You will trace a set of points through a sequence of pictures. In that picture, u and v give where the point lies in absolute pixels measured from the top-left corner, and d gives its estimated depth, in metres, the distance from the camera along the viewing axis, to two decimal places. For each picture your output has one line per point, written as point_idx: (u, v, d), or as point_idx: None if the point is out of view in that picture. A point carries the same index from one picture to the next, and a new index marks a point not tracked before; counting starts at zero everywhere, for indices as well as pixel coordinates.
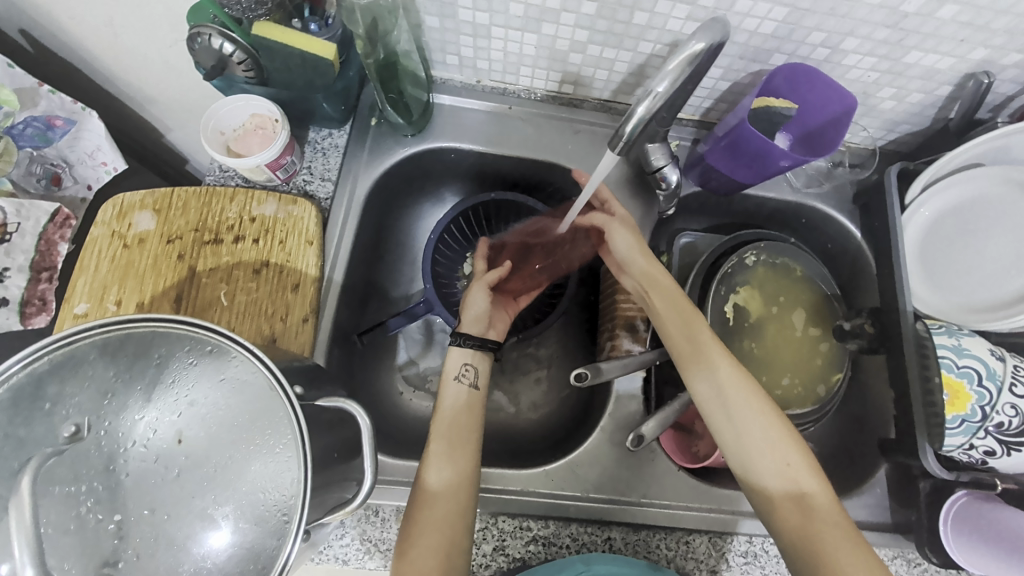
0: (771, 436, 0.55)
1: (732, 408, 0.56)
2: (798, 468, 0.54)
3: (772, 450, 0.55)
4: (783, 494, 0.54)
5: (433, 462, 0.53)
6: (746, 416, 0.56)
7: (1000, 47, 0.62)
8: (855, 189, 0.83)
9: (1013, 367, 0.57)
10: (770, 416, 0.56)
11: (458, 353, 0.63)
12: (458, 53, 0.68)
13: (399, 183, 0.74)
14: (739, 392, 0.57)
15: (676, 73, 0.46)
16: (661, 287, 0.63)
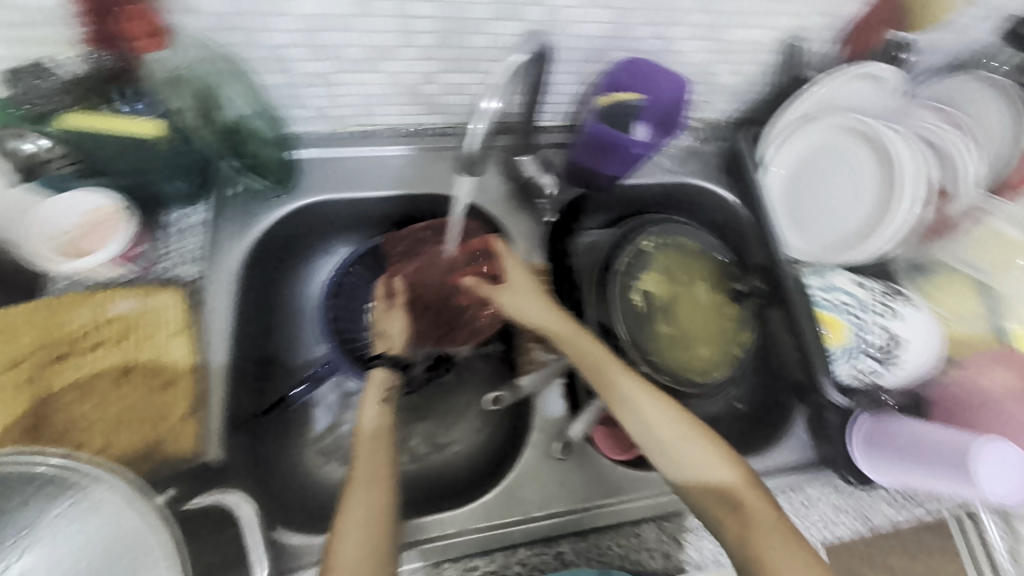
0: (699, 450, 0.56)
1: (658, 429, 0.57)
2: (728, 475, 0.56)
3: (703, 464, 0.56)
4: (720, 503, 0.55)
5: (347, 526, 0.50)
6: (674, 440, 0.57)
7: (801, 13, 0.70)
8: (720, 160, 0.89)
9: (879, 291, 0.63)
10: (694, 431, 0.57)
11: (378, 379, 0.63)
12: (311, 106, 0.65)
13: (277, 248, 0.70)
14: (662, 413, 0.58)
15: (504, 83, 0.47)
16: (565, 324, 0.63)
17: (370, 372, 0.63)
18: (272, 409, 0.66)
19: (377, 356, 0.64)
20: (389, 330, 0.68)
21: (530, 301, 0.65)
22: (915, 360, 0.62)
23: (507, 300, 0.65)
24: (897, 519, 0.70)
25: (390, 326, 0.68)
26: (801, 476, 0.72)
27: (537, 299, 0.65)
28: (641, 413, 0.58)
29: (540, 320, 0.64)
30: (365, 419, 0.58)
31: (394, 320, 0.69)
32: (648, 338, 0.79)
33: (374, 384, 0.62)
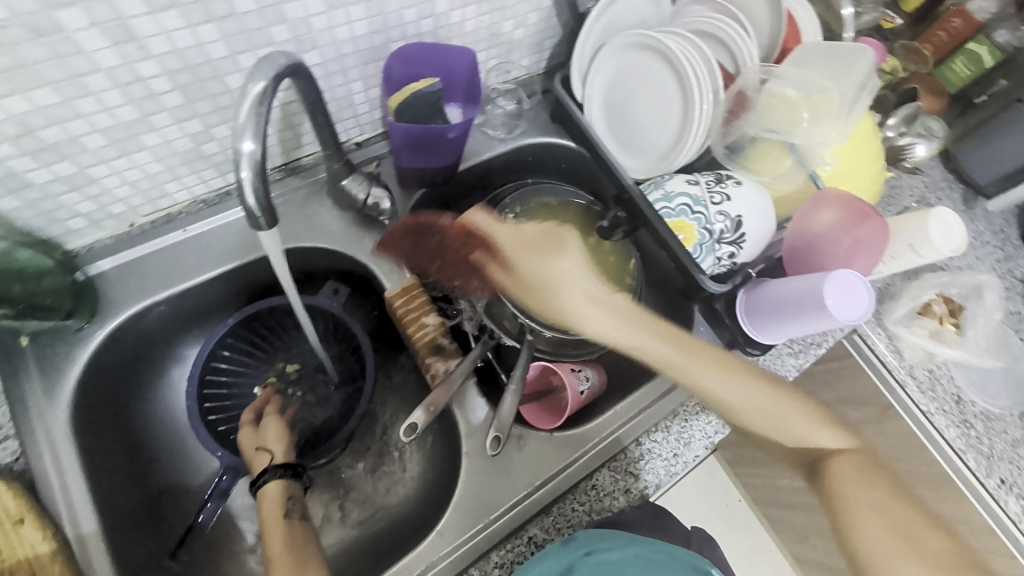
0: (784, 407, 0.58)
1: (744, 396, 0.58)
2: (809, 426, 0.57)
3: (785, 419, 0.57)
4: (801, 455, 0.58)
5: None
6: (773, 405, 0.58)
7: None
8: (547, 112, 0.90)
9: (707, 183, 0.67)
10: (775, 392, 0.58)
11: (274, 492, 0.58)
12: (78, 213, 0.59)
13: (117, 375, 0.64)
14: (744, 380, 0.58)
15: (255, 118, 0.43)
16: (625, 312, 0.61)
17: (261, 492, 0.58)
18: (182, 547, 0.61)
19: (264, 472, 0.58)
20: (267, 440, 0.62)
21: (579, 291, 0.61)
22: (757, 231, 0.67)
23: (552, 296, 0.61)
24: (803, 364, 0.75)
25: (267, 437, 0.62)
26: None
27: (593, 300, 0.61)
28: (728, 382, 0.58)
29: (591, 321, 0.60)
30: (270, 537, 0.55)
31: (270, 431, 0.63)
32: None
33: (269, 502, 0.57)
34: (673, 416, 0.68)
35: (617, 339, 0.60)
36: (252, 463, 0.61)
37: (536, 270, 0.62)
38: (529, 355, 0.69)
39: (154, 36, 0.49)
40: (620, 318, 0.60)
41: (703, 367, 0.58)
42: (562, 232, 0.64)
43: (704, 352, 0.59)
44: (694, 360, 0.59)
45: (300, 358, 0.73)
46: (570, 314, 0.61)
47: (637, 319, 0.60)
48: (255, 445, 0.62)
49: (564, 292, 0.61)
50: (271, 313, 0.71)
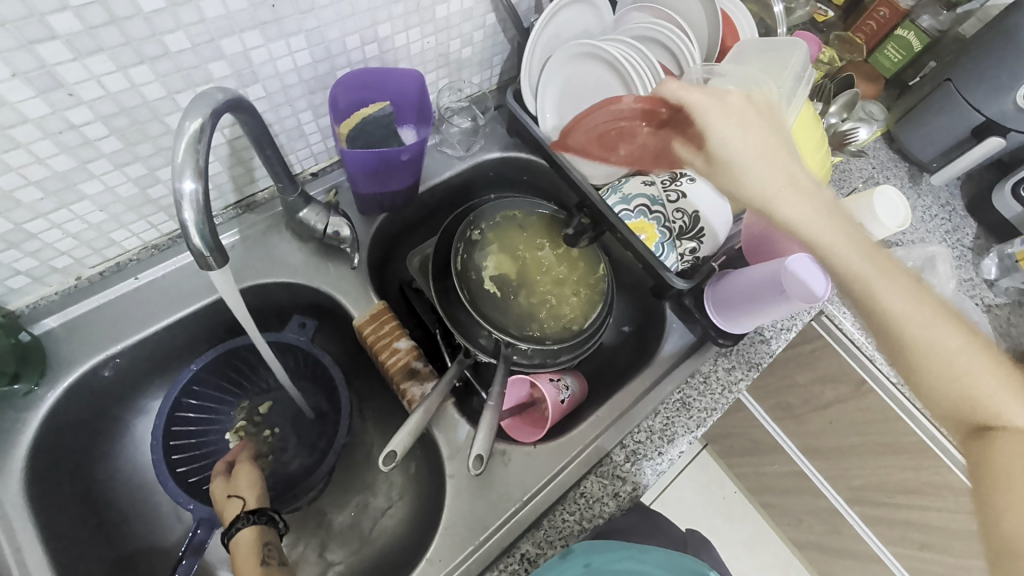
0: (981, 363, 0.48)
1: (927, 327, 0.48)
2: (1006, 398, 0.47)
3: (976, 377, 0.47)
4: (975, 423, 0.47)
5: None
6: (966, 350, 0.48)
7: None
8: (503, 126, 0.90)
9: (664, 182, 0.68)
10: (980, 348, 0.48)
11: (248, 539, 0.55)
12: (18, 270, 0.56)
13: (73, 436, 0.61)
14: (930, 312, 0.49)
15: (193, 157, 0.42)
16: (833, 212, 0.52)
17: (233, 543, 0.55)
18: None
19: (236, 519, 0.56)
20: (240, 487, 0.60)
21: (781, 164, 0.52)
22: (716, 224, 0.67)
23: (746, 171, 0.52)
24: (775, 350, 0.75)
25: (240, 484, 0.60)
26: (692, 359, 0.73)
27: (791, 175, 0.52)
28: (917, 308, 0.49)
29: (794, 202, 0.51)
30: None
31: (242, 478, 0.61)
32: (514, 315, 0.76)
33: (244, 549, 0.55)
34: (653, 415, 0.68)
35: (800, 223, 0.51)
36: (224, 512, 0.58)
37: (735, 150, 0.53)
38: (506, 370, 0.69)
39: (83, 82, 0.48)
40: (825, 216, 0.51)
41: (881, 276, 0.49)
42: (762, 105, 0.54)
43: (895, 272, 0.50)
44: (872, 263, 0.50)
45: (270, 397, 0.72)
46: (763, 191, 0.52)
47: (844, 222, 0.52)
48: (226, 493, 0.59)
49: (762, 168, 0.52)
50: (236, 355, 0.68)
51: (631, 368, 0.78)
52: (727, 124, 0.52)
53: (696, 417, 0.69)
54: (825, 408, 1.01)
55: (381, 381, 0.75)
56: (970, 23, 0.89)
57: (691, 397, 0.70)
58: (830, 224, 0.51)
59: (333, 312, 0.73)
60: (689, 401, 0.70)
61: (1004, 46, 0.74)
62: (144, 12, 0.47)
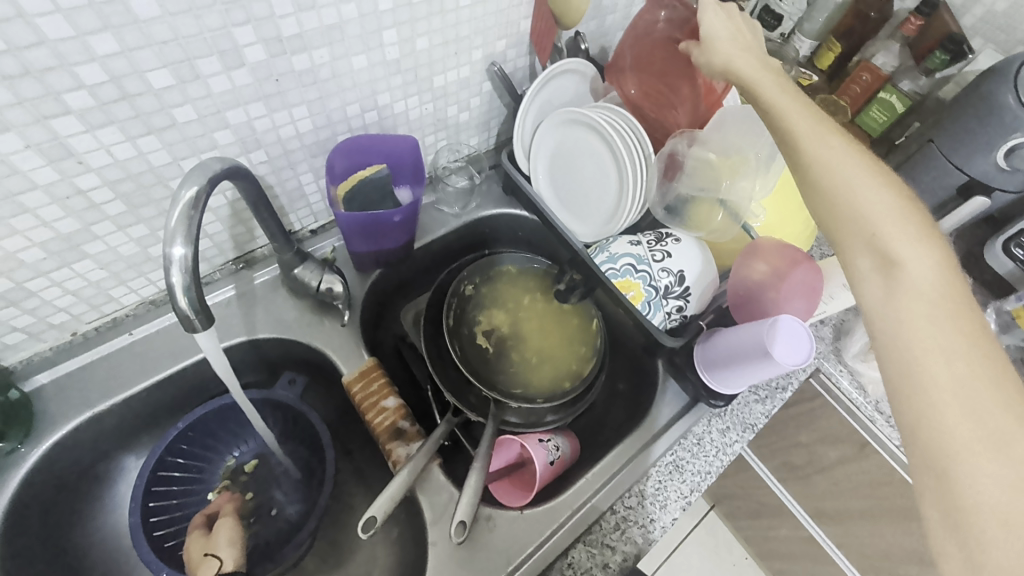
0: (871, 185, 0.52)
1: (820, 142, 0.54)
2: (888, 219, 0.50)
3: (859, 190, 0.52)
4: (860, 236, 0.51)
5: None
6: (862, 163, 0.53)
7: (487, 42, 0.75)
8: (498, 185, 0.94)
9: (648, 241, 0.69)
10: (874, 171, 0.53)
11: None
12: (15, 327, 0.57)
13: (51, 497, 0.59)
14: (833, 141, 0.55)
15: (187, 224, 0.44)
16: (766, 73, 0.62)
17: None
18: None
19: None
20: (218, 547, 0.61)
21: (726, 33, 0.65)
22: (702, 283, 0.68)
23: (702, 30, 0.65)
24: (770, 410, 0.74)
25: (218, 543, 0.61)
26: (685, 419, 0.72)
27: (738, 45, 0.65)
28: (813, 125, 0.56)
29: (744, 65, 0.62)
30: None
31: (219, 535, 0.62)
32: (503, 374, 0.76)
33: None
34: (645, 478, 0.66)
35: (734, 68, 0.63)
36: (198, 571, 0.59)
37: (718, 37, 0.65)
38: (494, 428, 0.68)
39: (91, 152, 0.51)
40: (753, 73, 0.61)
41: (788, 100, 0.58)
42: (753, 37, 0.67)
43: (807, 110, 0.58)
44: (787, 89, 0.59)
45: (257, 454, 0.72)
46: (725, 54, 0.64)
47: (773, 81, 0.61)
48: (204, 552, 0.60)
49: (726, 52, 0.64)
50: (224, 412, 0.68)
51: (623, 428, 0.76)
52: (718, 23, 0.66)
53: (688, 480, 0.67)
54: (827, 469, 0.98)
55: (369, 440, 0.74)
56: (949, 86, 0.93)
57: (683, 460, 0.68)
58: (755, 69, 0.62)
59: (324, 367, 0.73)
60: (681, 464, 0.68)
61: (980, 111, 0.76)
62: (155, 88, 0.50)
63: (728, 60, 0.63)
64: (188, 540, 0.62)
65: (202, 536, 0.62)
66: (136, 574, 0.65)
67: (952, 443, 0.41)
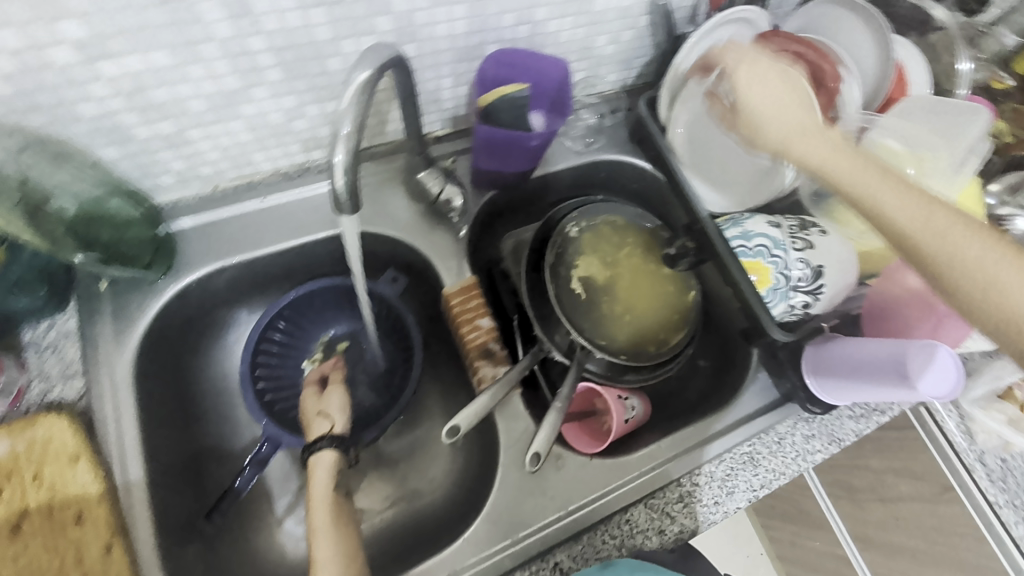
0: (1013, 271, 0.43)
1: (949, 243, 0.45)
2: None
3: (1009, 285, 0.43)
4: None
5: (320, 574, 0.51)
6: (1001, 259, 0.44)
7: None
8: (625, 130, 0.87)
9: (789, 227, 0.63)
10: (1004, 246, 0.45)
11: (326, 459, 0.58)
12: (170, 170, 0.61)
13: (177, 332, 0.64)
14: (960, 237, 0.45)
15: (355, 107, 0.43)
16: (841, 152, 0.52)
17: (313, 459, 0.58)
18: (217, 509, 0.57)
19: (320, 438, 0.59)
20: (330, 409, 0.63)
21: (767, 103, 0.55)
22: (836, 284, 0.63)
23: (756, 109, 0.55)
24: (863, 430, 0.70)
25: (331, 404, 0.63)
26: (770, 415, 0.69)
27: (794, 123, 0.54)
28: (933, 218, 0.46)
29: (812, 147, 0.53)
30: (315, 500, 0.56)
31: (332, 399, 0.64)
32: (593, 324, 0.73)
33: (317, 468, 0.58)
34: (716, 461, 0.66)
35: (796, 158, 0.53)
36: (310, 426, 0.62)
37: (766, 113, 0.55)
38: (576, 374, 0.69)
39: (267, 13, 0.51)
40: (828, 158, 0.52)
41: (889, 193, 0.49)
42: (797, 81, 0.56)
43: (916, 197, 0.48)
44: (874, 177, 0.49)
45: (349, 337, 0.75)
46: (778, 135, 0.54)
47: (852, 167, 0.51)
48: (317, 410, 0.63)
49: (785, 127, 0.54)
50: (331, 292, 0.72)
51: (699, 407, 0.74)
52: (755, 80, 0.56)
53: (761, 475, 0.66)
54: (893, 502, 0.93)
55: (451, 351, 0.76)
56: None
57: (759, 454, 0.67)
58: (829, 159, 0.52)
59: (427, 274, 0.74)
60: (756, 457, 0.67)
61: None
62: None
63: (783, 144, 0.54)
64: (304, 394, 0.65)
65: (315, 394, 0.65)
66: (241, 414, 0.67)
67: None
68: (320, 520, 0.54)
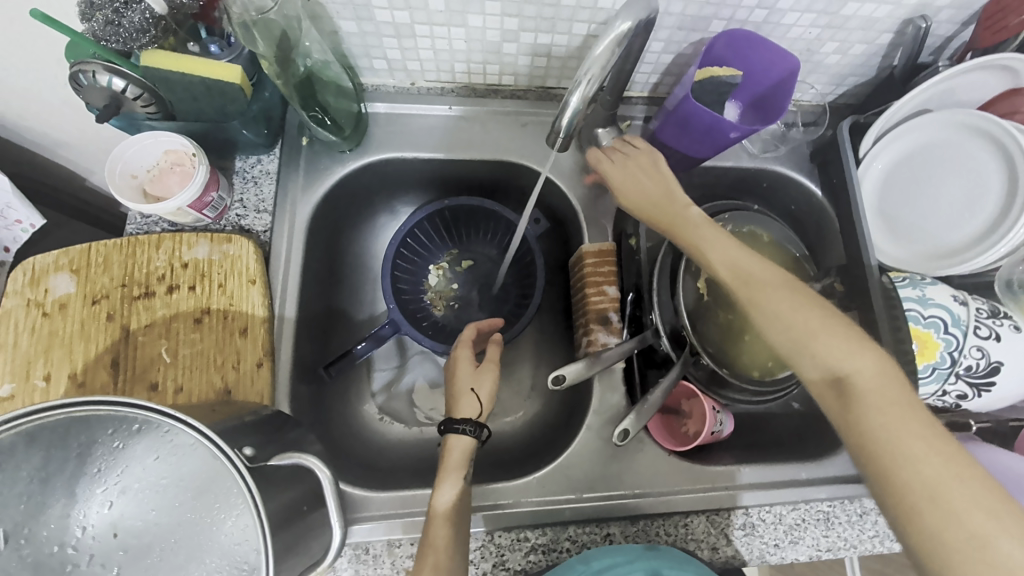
0: (780, 297, 0.48)
1: (743, 281, 0.51)
2: (822, 329, 0.46)
3: (778, 313, 0.48)
4: (810, 370, 0.46)
5: (445, 480, 0.54)
6: (772, 289, 0.49)
7: None
8: (812, 148, 0.79)
9: (977, 310, 0.58)
10: (776, 280, 0.50)
11: (461, 445, 0.56)
12: (385, 56, 0.64)
13: (342, 205, 0.70)
14: (749, 273, 0.51)
15: (603, 59, 0.46)
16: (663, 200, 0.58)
17: (449, 439, 0.57)
18: (335, 365, 0.62)
19: (462, 421, 0.57)
20: (480, 390, 0.61)
21: (626, 161, 0.62)
22: (1005, 384, 0.58)
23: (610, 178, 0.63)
24: None
25: (483, 386, 0.62)
26: (864, 485, 0.65)
27: (638, 179, 0.61)
28: (720, 258, 0.53)
29: (647, 196, 0.59)
30: (448, 470, 0.55)
31: (485, 380, 0.62)
32: (709, 327, 0.68)
33: (455, 449, 0.56)
34: (791, 507, 0.64)
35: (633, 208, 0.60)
36: (459, 401, 0.60)
37: (619, 181, 0.62)
38: (679, 373, 0.64)
39: None
40: (654, 205, 0.59)
41: (700, 238, 0.55)
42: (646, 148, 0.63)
43: (719, 237, 0.55)
44: (687, 220, 0.56)
45: (474, 258, 0.79)
46: (623, 194, 0.61)
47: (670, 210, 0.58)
48: (469, 386, 0.61)
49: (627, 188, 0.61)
50: (476, 212, 0.76)
51: (786, 448, 0.71)
52: (620, 168, 0.63)
53: (831, 538, 0.64)
54: None
55: (563, 306, 0.79)
56: None
57: (836, 518, 0.64)
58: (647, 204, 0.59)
59: (570, 225, 0.75)
60: (832, 520, 0.64)
61: None
62: None
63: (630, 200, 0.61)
64: (457, 357, 0.64)
65: (470, 367, 0.63)
66: (375, 293, 0.76)
67: (939, 547, 0.37)
68: (455, 457, 0.56)
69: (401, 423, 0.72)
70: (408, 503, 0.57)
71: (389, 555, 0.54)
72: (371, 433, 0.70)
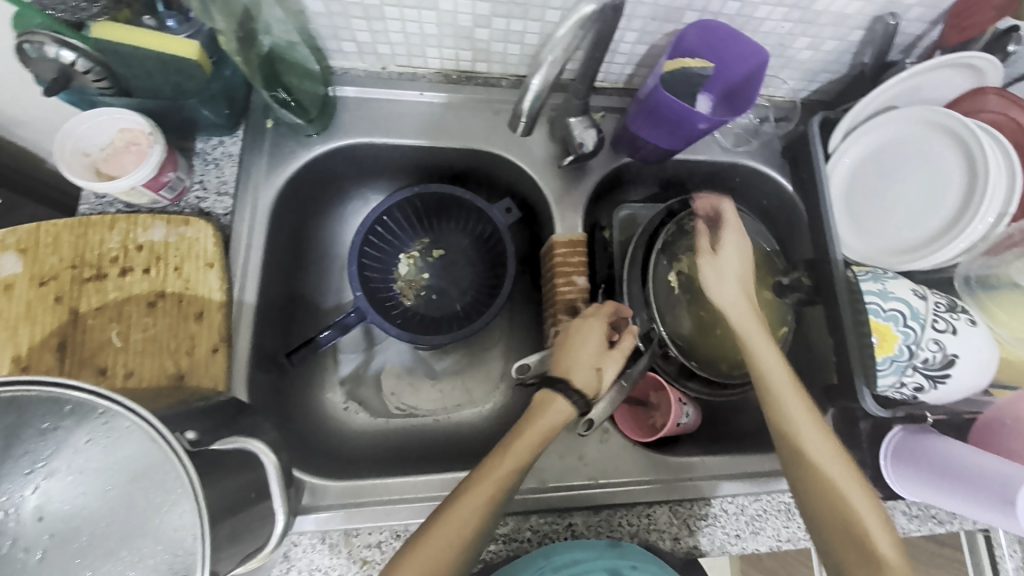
0: (841, 463, 0.51)
1: (813, 429, 0.53)
2: (868, 508, 0.50)
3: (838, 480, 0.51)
4: (843, 537, 0.49)
5: (508, 454, 0.52)
6: (836, 455, 0.52)
7: None
8: (783, 143, 0.79)
9: (935, 304, 0.58)
10: (834, 441, 0.53)
11: (560, 408, 0.55)
12: (354, 39, 0.63)
13: (309, 189, 0.68)
14: (820, 431, 0.53)
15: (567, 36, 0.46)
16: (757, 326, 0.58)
17: (552, 396, 0.55)
18: (296, 352, 0.61)
19: (576, 394, 0.55)
20: (605, 367, 0.58)
21: (734, 246, 0.61)
22: (961, 377, 0.58)
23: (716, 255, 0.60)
24: (911, 529, 0.67)
25: (609, 369, 0.58)
26: None
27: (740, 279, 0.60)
28: (798, 410, 0.53)
29: (740, 313, 0.58)
30: (527, 434, 0.53)
31: (612, 364, 0.58)
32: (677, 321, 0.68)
33: (554, 410, 0.55)
34: (752, 497, 0.64)
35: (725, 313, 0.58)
36: (573, 365, 0.58)
37: (727, 257, 0.60)
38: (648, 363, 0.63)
39: None
40: (744, 323, 0.58)
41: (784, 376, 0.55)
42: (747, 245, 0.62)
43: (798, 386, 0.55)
44: (775, 358, 0.56)
45: (446, 248, 0.79)
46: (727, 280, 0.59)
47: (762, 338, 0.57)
48: (597, 363, 0.58)
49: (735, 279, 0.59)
50: (448, 201, 0.75)
51: (751, 440, 0.72)
52: (734, 248, 0.61)
53: (793, 529, 0.64)
54: None
55: (534, 297, 0.79)
56: None
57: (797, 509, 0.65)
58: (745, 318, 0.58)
59: (542, 215, 0.75)
60: (793, 511, 0.65)
61: None
62: None
63: (727, 296, 0.59)
64: (592, 324, 0.60)
65: (600, 344, 0.59)
66: (342, 281, 0.75)
67: None
68: (548, 422, 0.54)
69: (368, 412, 0.71)
70: (366, 492, 0.56)
71: (346, 544, 0.53)
72: (335, 422, 0.69)
